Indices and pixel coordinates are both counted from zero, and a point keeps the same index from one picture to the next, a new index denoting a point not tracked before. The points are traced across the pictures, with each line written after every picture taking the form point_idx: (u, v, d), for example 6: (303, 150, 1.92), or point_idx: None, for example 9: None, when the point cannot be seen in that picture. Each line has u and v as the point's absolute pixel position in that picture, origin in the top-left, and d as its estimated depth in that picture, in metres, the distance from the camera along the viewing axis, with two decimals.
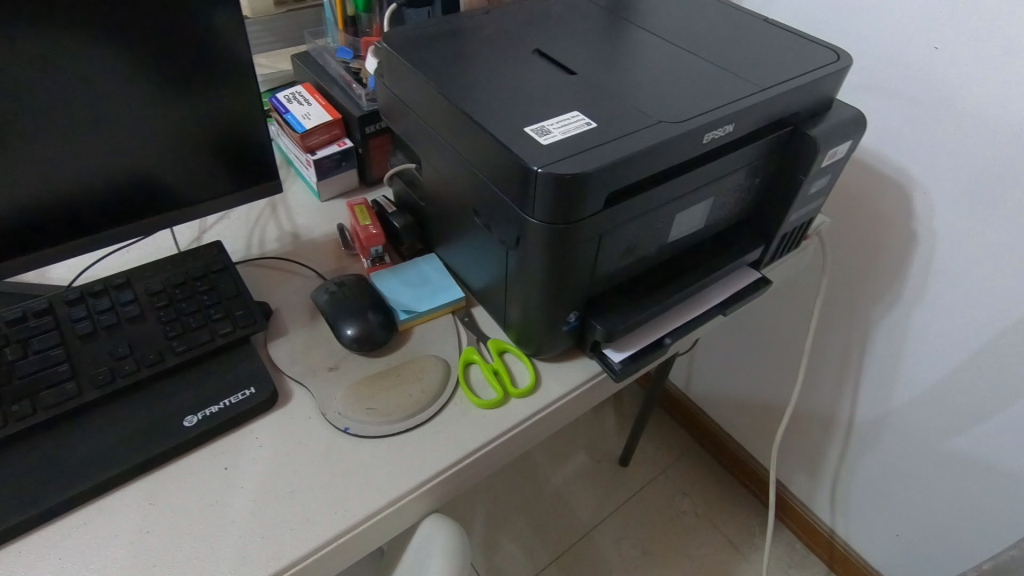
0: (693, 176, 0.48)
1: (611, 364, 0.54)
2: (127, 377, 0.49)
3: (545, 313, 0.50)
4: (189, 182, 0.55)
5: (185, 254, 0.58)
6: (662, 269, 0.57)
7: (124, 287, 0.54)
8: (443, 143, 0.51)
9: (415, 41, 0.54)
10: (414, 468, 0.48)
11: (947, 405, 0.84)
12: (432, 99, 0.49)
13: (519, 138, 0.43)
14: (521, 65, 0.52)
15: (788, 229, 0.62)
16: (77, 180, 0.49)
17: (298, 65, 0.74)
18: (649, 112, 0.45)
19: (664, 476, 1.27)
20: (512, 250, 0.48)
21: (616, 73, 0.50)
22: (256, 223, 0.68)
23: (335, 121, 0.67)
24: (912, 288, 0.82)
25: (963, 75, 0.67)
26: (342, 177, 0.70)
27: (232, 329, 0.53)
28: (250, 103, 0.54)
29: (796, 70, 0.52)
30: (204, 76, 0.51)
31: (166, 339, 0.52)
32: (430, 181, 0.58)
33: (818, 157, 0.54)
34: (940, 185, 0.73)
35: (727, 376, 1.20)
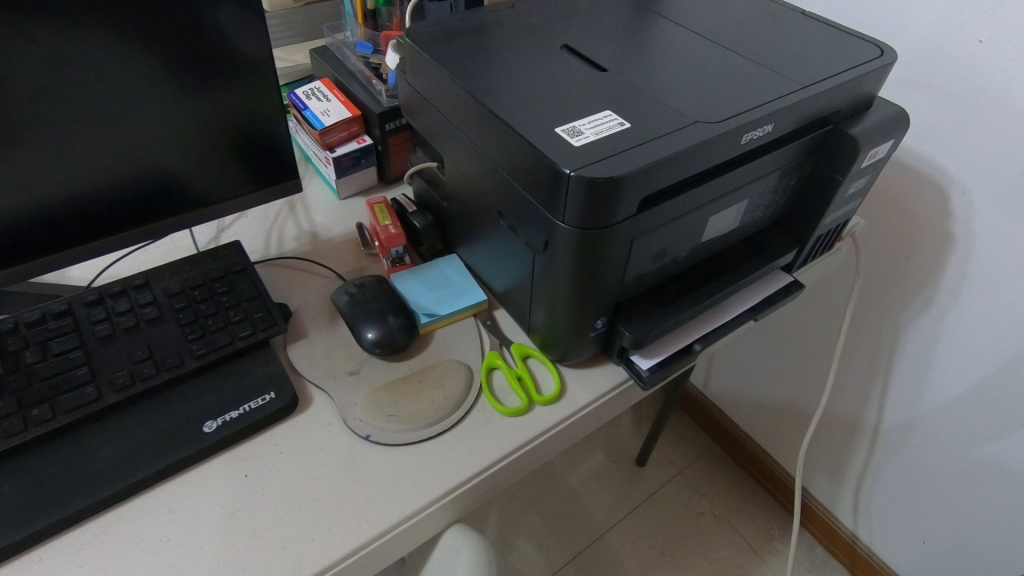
0: (729, 178, 0.46)
1: (639, 372, 0.53)
2: (147, 381, 0.48)
3: (572, 319, 0.49)
4: (207, 182, 0.54)
5: (204, 254, 0.57)
6: (692, 273, 0.55)
7: (143, 287, 0.53)
8: (467, 143, 0.50)
9: (438, 36, 0.52)
10: (437, 478, 0.46)
11: (981, 412, 0.82)
12: (457, 97, 0.48)
13: (549, 139, 0.41)
14: (549, 60, 0.50)
15: (822, 231, 0.60)
16: (95, 179, 0.48)
17: (317, 60, 0.73)
18: (684, 111, 0.43)
19: (682, 477, 1.25)
20: (538, 254, 0.47)
21: (648, 70, 0.48)
22: (274, 222, 0.67)
23: (354, 117, 0.66)
24: (946, 290, 0.79)
25: (1009, 70, 0.64)
26: (361, 175, 0.69)
27: (251, 331, 0.52)
28: (269, 101, 0.53)
29: (837, 66, 0.50)
30: (223, 73, 0.50)
31: (185, 342, 0.51)
32: (452, 181, 0.56)
33: (858, 157, 0.51)
34: (980, 185, 0.70)
35: (748, 376, 1.17)
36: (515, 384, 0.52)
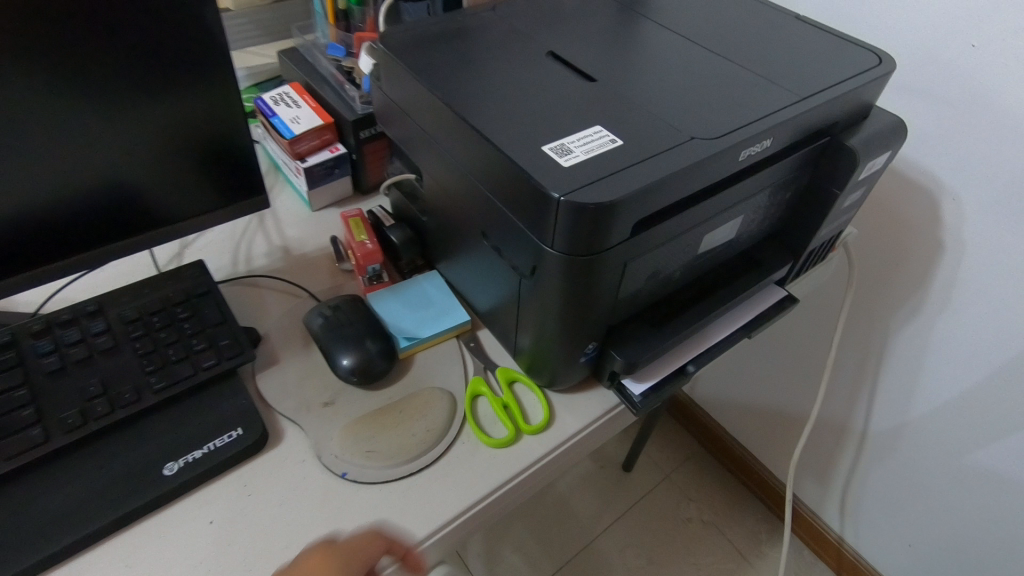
0: (725, 196, 0.44)
1: (631, 397, 0.50)
2: (101, 420, 0.44)
3: (561, 345, 0.46)
4: (167, 200, 0.50)
5: (164, 276, 0.53)
6: (685, 291, 0.52)
7: (96, 314, 0.49)
8: (447, 158, 0.46)
9: (414, 42, 0.49)
10: (419, 519, 0.44)
11: (969, 419, 0.81)
12: (435, 109, 0.44)
13: (536, 159, 0.38)
14: (533, 69, 0.46)
15: (816, 244, 0.58)
16: (38, 202, 0.44)
17: (286, 63, 0.69)
18: (679, 127, 0.41)
19: (669, 481, 1.24)
20: (525, 278, 0.44)
21: (639, 81, 0.46)
22: (242, 237, 0.63)
23: (326, 125, 0.62)
24: (935, 297, 0.78)
25: (1002, 76, 0.62)
26: (335, 185, 0.65)
27: (216, 361, 0.49)
28: (231, 112, 0.49)
29: (835, 76, 0.48)
30: (179, 83, 0.45)
31: (143, 375, 0.47)
32: (431, 195, 0.53)
33: (856, 171, 0.49)
34: (971, 192, 0.69)
35: (734, 380, 1.16)
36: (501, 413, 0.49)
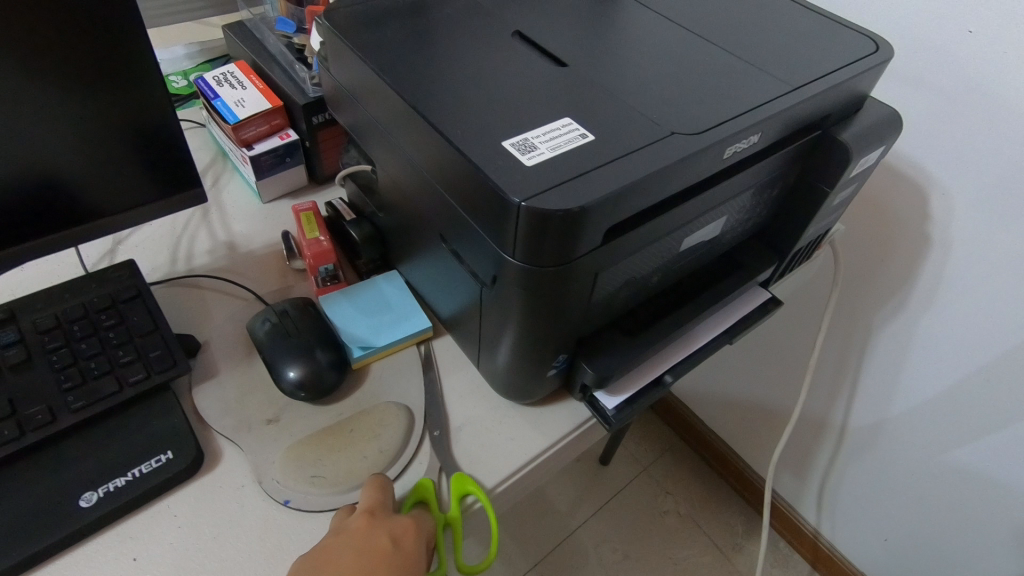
0: (708, 196, 0.40)
1: (604, 411, 0.46)
2: (7, 446, 0.39)
3: (527, 359, 0.42)
4: (88, 195, 0.45)
5: (88, 278, 0.47)
6: (663, 296, 0.49)
7: (7, 323, 0.44)
8: (399, 150, 0.41)
9: (366, 18, 0.44)
10: None
11: (950, 418, 0.79)
12: (385, 96, 0.39)
13: (496, 156, 0.33)
14: (498, 51, 0.42)
15: (803, 244, 0.54)
16: None
17: (231, 38, 0.62)
18: (658, 121, 0.37)
19: (646, 474, 1.22)
20: (486, 287, 0.39)
21: (614, 66, 0.41)
22: (184, 232, 0.58)
23: (275, 109, 0.56)
24: (920, 295, 0.75)
25: (1000, 64, 0.58)
26: (286, 175, 0.60)
27: (145, 375, 0.44)
28: (157, 96, 0.43)
29: (828, 63, 0.44)
30: (88, 61, 0.39)
31: (59, 393, 0.42)
32: (387, 190, 0.48)
33: (849, 168, 0.45)
34: (962, 186, 0.66)
35: (713, 373, 1.14)
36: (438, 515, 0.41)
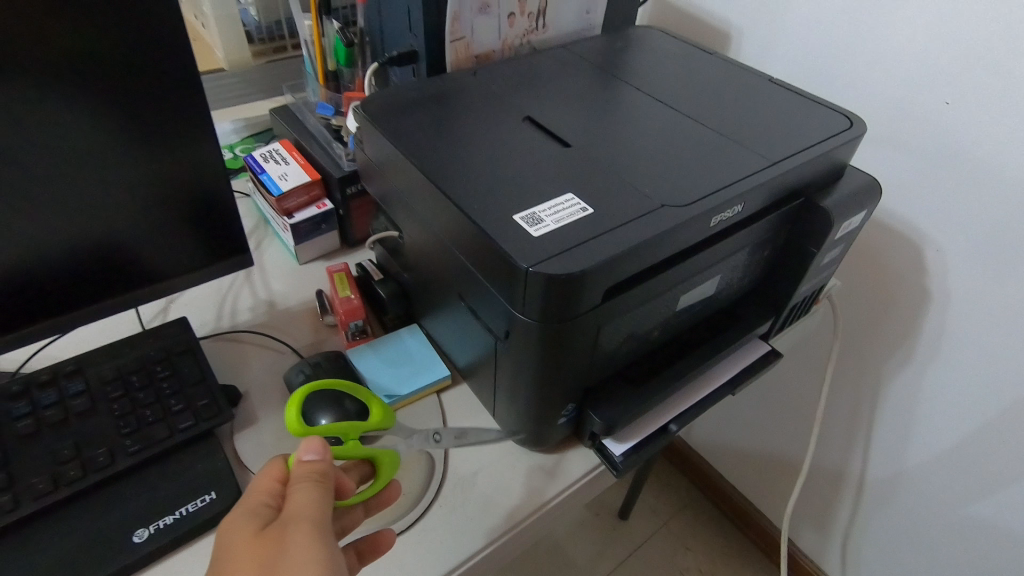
0: (700, 258, 0.44)
1: (612, 458, 0.49)
2: (72, 486, 0.44)
3: (538, 408, 0.46)
4: (152, 260, 0.51)
5: (146, 334, 0.53)
6: (665, 348, 0.52)
7: (76, 374, 0.49)
8: (424, 220, 0.47)
9: (397, 107, 0.50)
10: None
11: (967, 470, 0.80)
12: (412, 175, 0.45)
13: (507, 228, 0.39)
14: (511, 134, 0.48)
15: (799, 299, 0.58)
16: (15, 264, 0.45)
17: (276, 120, 0.70)
18: (651, 194, 0.42)
19: (666, 529, 1.21)
20: (500, 341, 0.44)
21: (612, 146, 0.47)
22: (229, 291, 0.64)
23: (314, 182, 0.63)
24: (926, 347, 0.77)
25: (978, 131, 0.63)
26: (321, 240, 0.66)
27: (193, 422, 0.48)
28: (216, 176, 0.50)
29: (806, 138, 0.49)
30: (160, 148, 0.46)
31: (119, 438, 0.46)
32: (412, 254, 0.54)
33: (831, 231, 0.50)
34: (955, 242, 0.69)
35: (729, 426, 1.14)
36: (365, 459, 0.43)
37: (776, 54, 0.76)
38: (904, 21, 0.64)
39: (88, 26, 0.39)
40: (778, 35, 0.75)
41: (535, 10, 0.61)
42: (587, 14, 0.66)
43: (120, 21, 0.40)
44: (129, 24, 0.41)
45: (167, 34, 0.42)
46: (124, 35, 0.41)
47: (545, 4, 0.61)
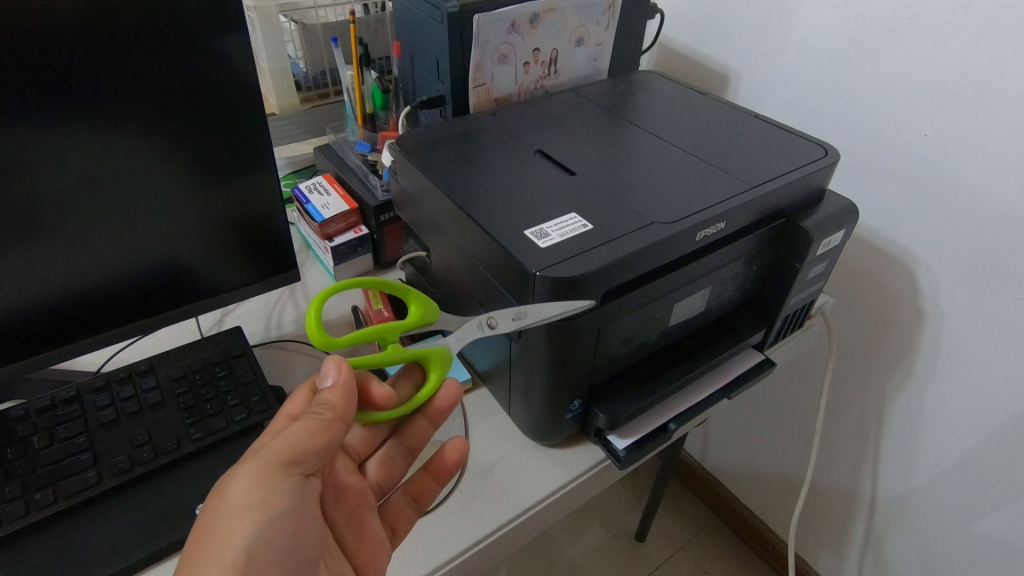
0: (689, 270, 0.51)
1: (616, 451, 0.54)
2: (145, 465, 0.51)
3: (548, 402, 0.52)
4: (213, 276, 0.59)
5: (207, 340, 0.61)
6: (664, 354, 0.58)
7: (148, 372, 0.57)
8: (448, 239, 0.54)
9: (426, 143, 0.59)
10: (421, 559, 0.50)
11: (971, 486, 0.82)
12: (439, 199, 0.53)
13: (519, 241, 0.46)
14: (524, 165, 0.55)
15: (789, 311, 0.63)
16: (105, 276, 0.53)
17: (320, 156, 0.79)
18: (643, 214, 0.49)
19: (683, 552, 1.23)
20: (514, 341, 0.50)
21: (613, 175, 0.54)
22: (275, 307, 0.72)
23: (352, 210, 0.71)
24: (923, 366, 0.80)
25: (955, 161, 0.67)
26: (357, 261, 0.74)
27: (247, 415, 0.55)
28: (271, 202, 0.58)
29: (785, 165, 0.55)
30: (226, 178, 0.54)
31: (184, 426, 0.54)
32: (438, 270, 0.61)
33: (812, 247, 0.55)
34: (942, 264, 0.73)
35: (742, 449, 1.16)
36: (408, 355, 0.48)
37: (770, 94, 0.83)
38: (882, 63, 0.69)
39: (178, 80, 0.48)
40: (771, 76, 0.82)
41: (547, 59, 0.69)
42: (594, 60, 0.74)
43: (203, 76, 0.49)
44: (210, 79, 0.50)
45: (239, 86, 0.51)
46: (204, 88, 0.50)
47: (556, 54, 0.69)
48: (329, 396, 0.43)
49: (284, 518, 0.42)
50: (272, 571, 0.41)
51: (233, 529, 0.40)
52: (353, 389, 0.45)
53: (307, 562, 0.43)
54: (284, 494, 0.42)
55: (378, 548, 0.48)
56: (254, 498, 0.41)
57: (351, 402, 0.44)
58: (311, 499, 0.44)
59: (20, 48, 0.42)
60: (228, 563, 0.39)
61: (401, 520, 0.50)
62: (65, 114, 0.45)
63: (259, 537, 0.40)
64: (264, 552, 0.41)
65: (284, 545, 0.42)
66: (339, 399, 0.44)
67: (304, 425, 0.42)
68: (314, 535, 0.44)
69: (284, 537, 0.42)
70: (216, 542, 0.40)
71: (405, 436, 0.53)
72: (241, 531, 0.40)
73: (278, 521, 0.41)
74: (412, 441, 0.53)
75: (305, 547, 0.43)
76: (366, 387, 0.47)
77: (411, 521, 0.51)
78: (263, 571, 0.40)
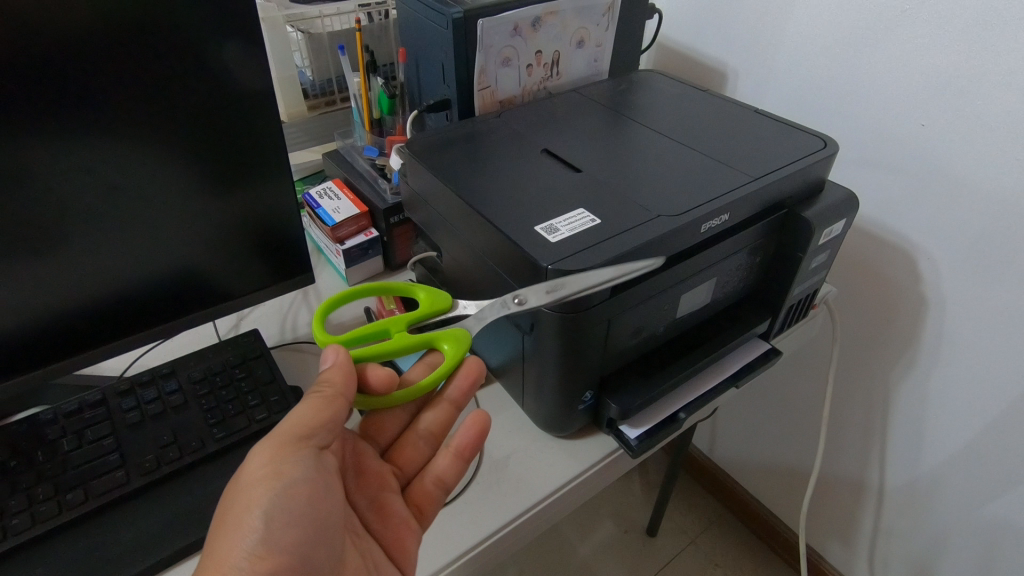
0: (694, 261, 0.52)
1: (627, 441, 0.56)
2: (171, 465, 0.52)
3: (561, 394, 0.53)
4: (231, 281, 0.61)
5: (225, 343, 0.62)
6: (672, 345, 0.59)
7: (170, 375, 0.58)
8: (460, 237, 0.56)
9: (435, 145, 0.60)
10: (442, 549, 0.51)
11: (978, 470, 0.83)
12: (450, 199, 0.54)
13: (530, 236, 0.48)
14: (531, 164, 0.57)
15: (793, 301, 0.65)
16: (128, 282, 0.55)
17: (328, 162, 0.81)
18: (649, 208, 0.50)
19: (695, 546, 1.24)
20: (526, 334, 0.52)
21: (618, 171, 0.55)
22: (289, 310, 0.74)
23: (362, 213, 0.73)
24: (927, 353, 0.82)
25: (952, 150, 0.68)
26: (368, 264, 0.75)
27: (267, 414, 0.57)
28: (285, 207, 0.60)
29: (785, 158, 0.57)
30: (243, 185, 0.56)
31: (207, 427, 0.55)
32: (449, 269, 0.62)
33: (814, 237, 0.57)
34: (942, 251, 0.74)
35: (750, 442, 1.18)
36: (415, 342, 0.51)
37: (768, 90, 0.84)
38: (878, 56, 0.71)
39: (196, 90, 0.50)
40: (769, 72, 0.83)
41: (550, 61, 0.71)
42: (595, 61, 0.75)
43: (220, 86, 0.51)
44: (227, 89, 0.51)
45: (254, 94, 0.53)
46: (222, 97, 0.51)
47: (558, 56, 0.71)
48: (329, 372, 0.47)
49: (302, 484, 0.44)
50: (294, 537, 0.42)
51: (251, 499, 0.42)
52: (352, 368, 0.48)
53: (329, 529, 0.45)
54: (297, 464, 0.44)
55: (403, 527, 0.50)
56: (268, 470, 0.43)
57: (351, 379, 0.47)
58: (327, 473, 0.46)
59: (48, 64, 0.44)
60: (249, 529, 0.41)
61: (423, 501, 0.52)
62: (90, 125, 0.47)
63: (277, 504, 0.42)
64: (283, 517, 0.42)
65: (304, 512, 0.43)
66: (343, 378, 0.47)
67: (307, 403, 0.45)
68: (336, 505, 0.46)
69: (304, 506, 0.43)
70: (236, 515, 0.42)
71: (428, 420, 0.55)
72: (259, 500, 0.42)
73: (295, 486, 0.43)
74: (434, 425, 0.55)
75: (327, 517, 0.45)
76: (364, 374, 0.50)
77: (435, 500, 0.52)
78: (285, 536, 0.42)
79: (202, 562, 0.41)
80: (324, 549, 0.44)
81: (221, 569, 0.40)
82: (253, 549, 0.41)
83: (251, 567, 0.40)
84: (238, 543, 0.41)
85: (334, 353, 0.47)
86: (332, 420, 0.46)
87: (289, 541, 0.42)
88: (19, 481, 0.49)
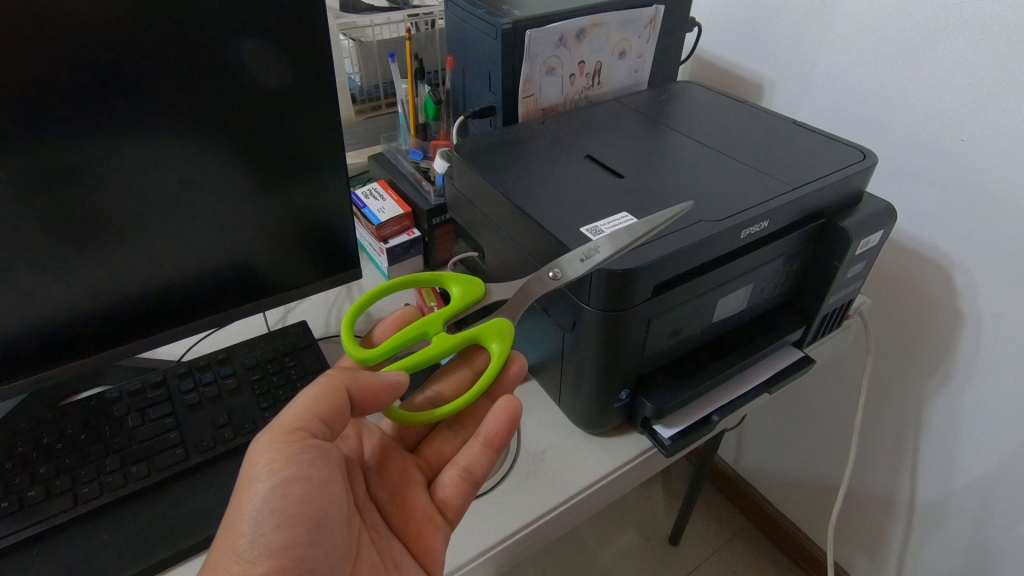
0: (732, 266, 0.54)
1: (661, 440, 0.57)
2: (226, 444, 0.55)
3: (600, 392, 0.55)
4: (284, 274, 0.64)
5: (275, 333, 0.66)
6: (707, 348, 0.61)
7: (225, 361, 0.62)
8: (505, 238, 0.58)
9: (482, 148, 0.63)
10: (474, 538, 0.53)
11: (1011, 490, 0.82)
12: (496, 200, 0.57)
13: (575, 237, 0.50)
14: (575, 169, 0.59)
15: (827, 310, 0.66)
16: (193, 270, 0.58)
17: (374, 164, 0.84)
18: (691, 213, 0.52)
19: (717, 557, 1.24)
20: (568, 332, 0.54)
21: (659, 178, 0.57)
22: (333, 304, 0.77)
23: (406, 214, 0.76)
24: (962, 370, 0.81)
25: (991, 166, 0.69)
26: (409, 262, 0.78)
27: None
28: (337, 204, 0.63)
29: (823, 168, 0.58)
30: (300, 180, 0.59)
31: (260, 410, 0.58)
32: (491, 268, 0.65)
33: (851, 246, 0.58)
34: (980, 267, 0.74)
35: (777, 453, 1.17)
36: (438, 350, 0.51)
37: (806, 103, 0.85)
38: (917, 71, 0.72)
39: (265, 92, 0.53)
40: (807, 86, 0.84)
41: (592, 71, 0.73)
42: (635, 72, 0.77)
43: (285, 89, 0.54)
44: (294, 91, 0.54)
45: (316, 96, 0.56)
46: (288, 99, 0.55)
47: (600, 66, 0.73)
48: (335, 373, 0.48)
49: (292, 483, 0.44)
50: (286, 538, 0.43)
51: (244, 499, 0.43)
52: (389, 389, 0.49)
53: (325, 529, 0.45)
54: (290, 462, 0.44)
55: (427, 524, 0.51)
56: (259, 469, 0.43)
57: (379, 397, 0.49)
58: (326, 468, 0.46)
59: (134, 66, 0.47)
60: (238, 529, 0.42)
61: (447, 499, 0.52)
62: (170, 123, 0.50)
63: (267, 505, 0.43)
64: (271, 516, 0.43)
65: (297, 512, 0.43)
66: (371, 391, 0.48)
67: (306, 395, 0.46)
68: (334, 504, 0.46)
69: (296, 504, 0.43)
70: (233, 515, 0.43)
71: (464, 419, 0.58)
72: (249, 500, 0.43)
73: (285, 487, 0.43)
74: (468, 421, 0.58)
75: (324, 517, 0.45)
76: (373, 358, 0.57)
77: (461, 495, 0.52)
78: (275, 540, 0.42)
79: (207, 563, 0.43)
80: (320, 551, 0.44)
81: (218, 571, 0.42)
82: (246, 553, 0.42)
83: (244, 570, 0.42)
84: (234, 544, 0.42)
85: (392, 372, 0.50)
86: (330, 411, 0.46)
87: (280, 544, 0.42)
88: (88, 453, 0.53)
